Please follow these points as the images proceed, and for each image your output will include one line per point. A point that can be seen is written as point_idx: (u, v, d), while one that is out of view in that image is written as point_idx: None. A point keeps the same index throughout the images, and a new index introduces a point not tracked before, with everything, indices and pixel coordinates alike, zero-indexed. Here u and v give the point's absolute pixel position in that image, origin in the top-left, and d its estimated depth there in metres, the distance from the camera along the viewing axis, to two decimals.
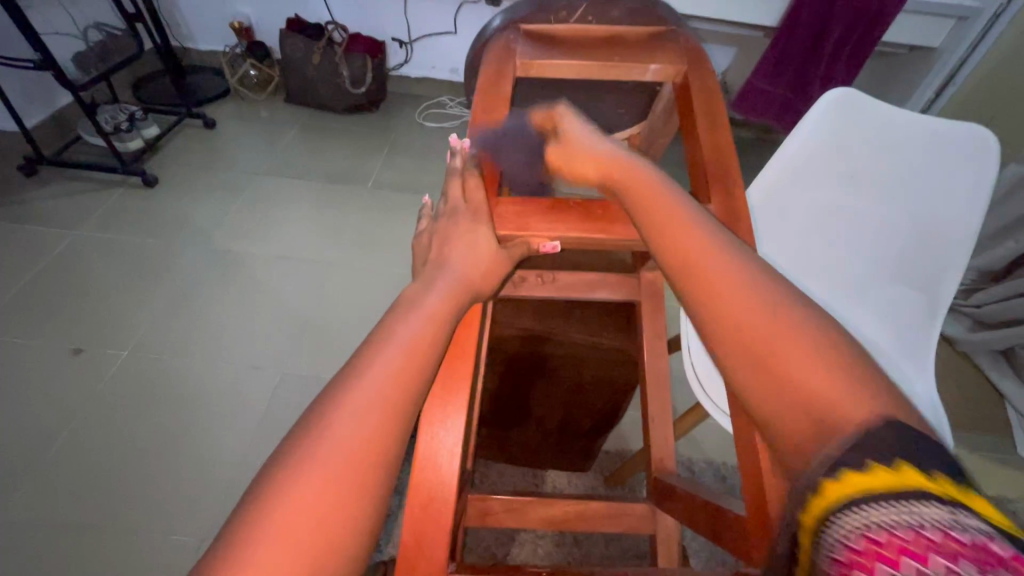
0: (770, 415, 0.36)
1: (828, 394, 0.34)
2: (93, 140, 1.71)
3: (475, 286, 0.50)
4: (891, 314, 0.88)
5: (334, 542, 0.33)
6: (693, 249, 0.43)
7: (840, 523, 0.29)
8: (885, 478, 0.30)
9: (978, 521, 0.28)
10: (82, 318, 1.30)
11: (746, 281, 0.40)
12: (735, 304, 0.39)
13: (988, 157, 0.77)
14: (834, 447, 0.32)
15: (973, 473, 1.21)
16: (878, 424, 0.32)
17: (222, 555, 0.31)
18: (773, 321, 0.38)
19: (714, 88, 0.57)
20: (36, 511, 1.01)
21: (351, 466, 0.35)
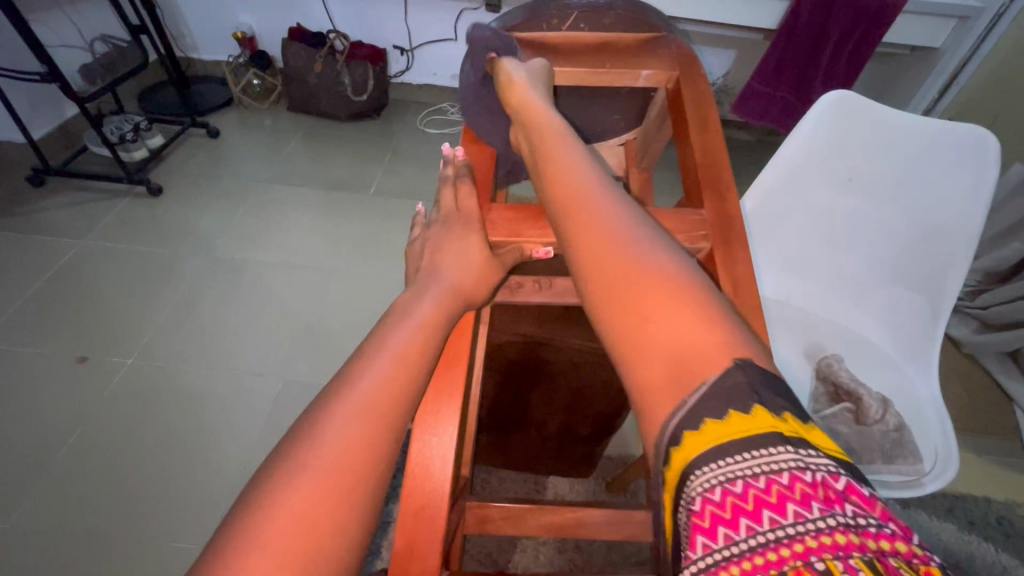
0: (629, 359, 0.37)
1: (693, 341, 0.35)
2: (99, 150, 1.73)
3: (468, 293, 0.51)
4: (892, 314, 0.88)
5: (322, 548, 0.33)
6: (576, 204, 0.43)
7: (699, 475, 0.30)
8: (738, 425, 0.31)
9: (822, 459, 0.30)
10: (88, 326, 1.31)
11: (629, 240, 0.41)
12: (616, 260, 0.39)
13: (988, 156, 0.75)
14: (691, 399, 0.33)
15: (980, 477, 1.20)
16: (729, 367, 0.33)
17: (215, 561, 0.32)
18: (647, 275, 0.38)
19: (705, 94, 0.57)
20: (41, 518, 1.02)
21: (340, 470, 0.35)
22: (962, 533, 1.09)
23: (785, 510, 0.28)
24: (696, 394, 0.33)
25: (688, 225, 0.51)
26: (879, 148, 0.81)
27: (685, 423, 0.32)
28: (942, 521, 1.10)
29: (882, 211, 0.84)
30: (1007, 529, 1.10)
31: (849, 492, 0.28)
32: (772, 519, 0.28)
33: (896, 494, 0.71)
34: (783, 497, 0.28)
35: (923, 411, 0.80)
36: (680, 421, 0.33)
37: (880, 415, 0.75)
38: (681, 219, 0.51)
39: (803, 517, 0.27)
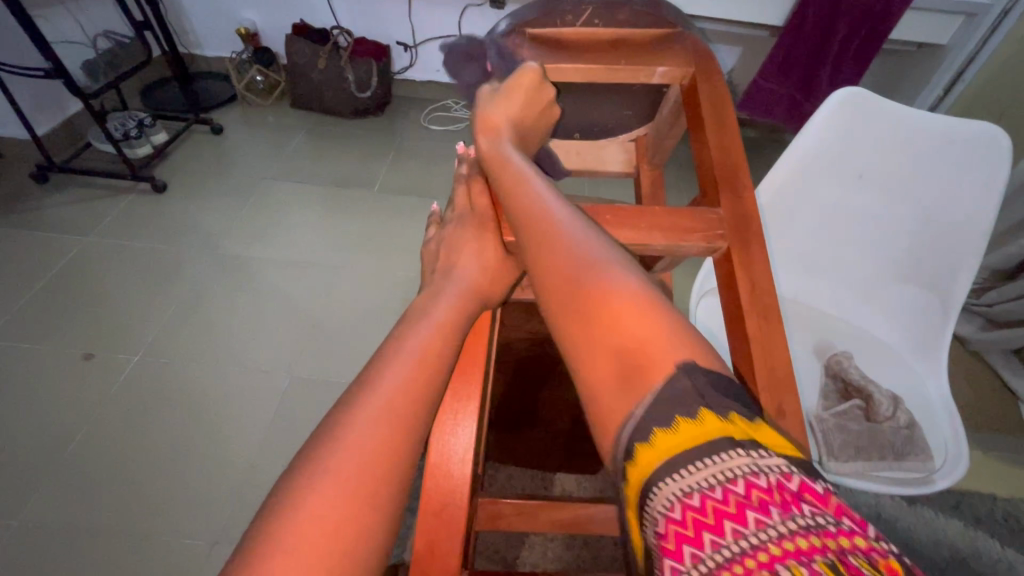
0: (596, 371, 0.42)
1: (649, 358, 0.40)
2: (102, 147, 1.72)
3: (483, 295, 0.51)
4: (902, 311, 0.88)
5: (349, 549, 0.34)
6: (542, 231, 0.48)
7: (662, 493, 0.33)
8: (690, 435, 0.35)
9: (768, 457, 0.33)
10: (94, 323, 1.31)
11: (594, 264, 0.45)
12: (582, 285, 0.44)
13: (1000, 153, 0.75)
14: (640, 408, 0.38)
15: (986, 474, 1.20)
16: (676, 374, 0.38)
17: (245, 558, 0.32)
18: (609, 299, 0.43)
19: (722, 90, 0.57)
20: (50, 515, 1.02)
21: (365, 473, 0.36)
22: (968, 530, 1.09)
23: (744, 517, 0.31)
24: (651, 402, 0.38)
25: (704, 223, 0.51)
26: (890, 146, 0.81)
27: (642, 426, 0.37)
28: (948, 518, 1.11)
29: (891, 209, 0.84)
30: (1012, 525, 1.11)
31: (797, 489, 0.32)
32: (733, 527, 0.31)
33: (905, 491, 0.70)
34: (743, 505, 0.31)
35: (934, 409, 0.81)
36: (636, 425, 0.37)
37: (891, 412, 0.76)
38: (697, 217, 0.51)
39: (763, 522, 0.30)
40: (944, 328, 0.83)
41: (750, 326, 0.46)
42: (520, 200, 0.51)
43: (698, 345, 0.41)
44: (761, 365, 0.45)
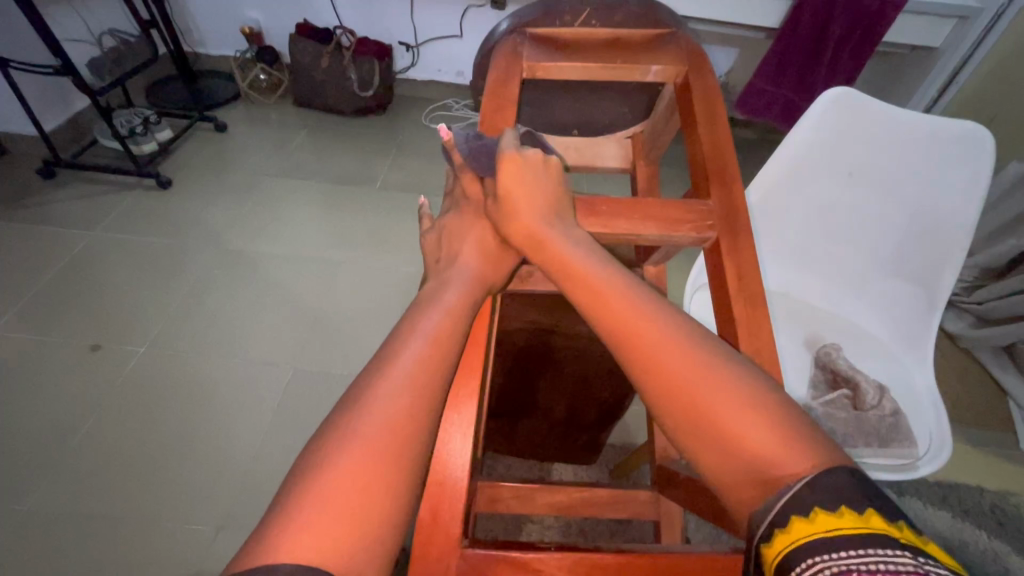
0: (715, 473, 0.37)
1: (758, 437, 0.36)
2: (108, 144, 1.74)
3: (488, 283, 0.53)
4: (891, 307, 0.91)
5: (373, 519, 0.33)
6: (622, 311, 0.44)
7: (812, 563, 0.31)
8: (851, 522, 0.32)
9: (943, 571, 0.30)
10: (101, 316, 1.34)
11: (675, 336, 0.42)
12: (667, 360, 0.40)
13: (984, 152, 0.78)
14: (780, 501, 0.34)
15: (974, 466, 1.23)
16: (816, 473, 0.34)
17: (269, 528, 0.32)
18: (700, 371, 0.39)
19: (713, 87, 0.60)
20: (59, 501, 1.05)
21: (385, 448, 0.36)
22: (956, 521, 1.12)
23: None
24: (786, 493, 0.34)
25: (695, 214, 0.53)
26: (880, 146, 0.83)
27: (777, 518, 0.34)
28: (936, 510, 1.13)
29: (881, 206, 0.86)
30: (999, 516, 1.13)
31: None
32: None
33: (887, 475, 0.74)
34: None
35: (920, 399, 0.83)
36: (771, 516, 0.34)
37: (877, 401, 0.78)
38: (689, 208, 0.54)
39: None
40: (931, 321, 0.86)
41: (737, 311, 0.49)
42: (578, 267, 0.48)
43: (822, 434, 0.37)
44: (747, 348, 0.48)
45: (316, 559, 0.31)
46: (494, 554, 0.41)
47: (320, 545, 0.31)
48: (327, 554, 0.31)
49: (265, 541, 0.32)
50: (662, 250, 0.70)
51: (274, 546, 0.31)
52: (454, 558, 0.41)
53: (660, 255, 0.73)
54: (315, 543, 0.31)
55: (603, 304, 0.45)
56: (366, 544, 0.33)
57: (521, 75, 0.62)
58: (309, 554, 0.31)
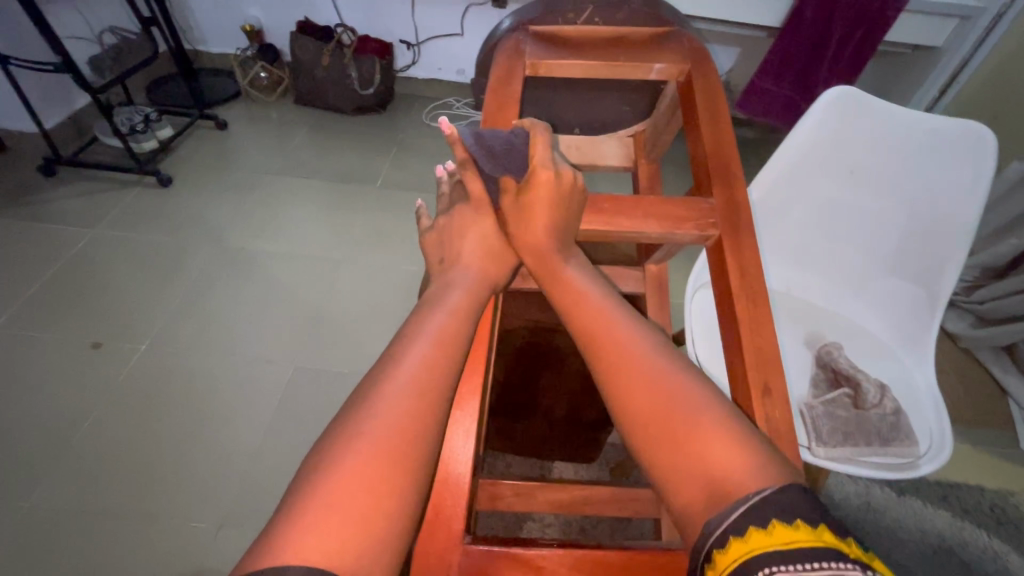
0: (671, 482, 0.38)
1: (717, 457, 0.37)
2: (109, 142, 1.74)
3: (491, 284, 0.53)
4: (891, 305, 0.91)
5: (382, 519, 0.33)
6: (601, 329, 0.47)
7: (769, 571, 0.31)
8: (806, 535, 0.32)
9: None
10: (101, 313, 1.33)
11: (651, 364, 0.44)
12: (637, 384, 0.43)
13: (985, 151, 0.78)
14: (732, 511, 0.34)
15: (974, 466, 1.23)
16: (771, 488, 0.35)
17: (278, 529, 0.32)
18: (672, 396, 0.41)
19: (716, 85, 0.60)
20: (60, 498, 1.05)
21: (391, 448, 0.36)
22: (956, 520, 1.12)
23: None
24: (739, 505, 0.34)
25: (698, 213, 0.53)
26: (880, 144, 0.84)
27: (727, 528, 0.34)
28: (936, 509, 1.14)
29: (881, 205, 0.87)
30: (999, 516, 1.14)
31: None
32: None
33: (889, 475, 0.74)
34: None
35: (921, 398, 0.83)
36: (720, 527, 0.34)
37: (879, 400, 0.78)
38: (691, 207, 0.54)
39: None
40: (931, 319, 0.86)
41: (739, 309, 0.49)
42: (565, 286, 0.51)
43: (783, 459, 0.38)
44: (750, 346, 0.48)
45: (325, 558, 0.31)
46: (499, 551, 0.41)
47: (327, 546, 0.31)
48: (337, 554, 0.31)
49: (273, 543, 0.31)
50: (664, 248, 0.70)
51: (282, 547, 0.31)
52: (457, 554, 0.41)
53: (661, 254, 0.73)
54: (322, 543, 0.31)
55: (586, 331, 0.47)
56: (377, 544, 0.33)
57: (523, 73, 0.61)
58: (317, 555, 0.31)
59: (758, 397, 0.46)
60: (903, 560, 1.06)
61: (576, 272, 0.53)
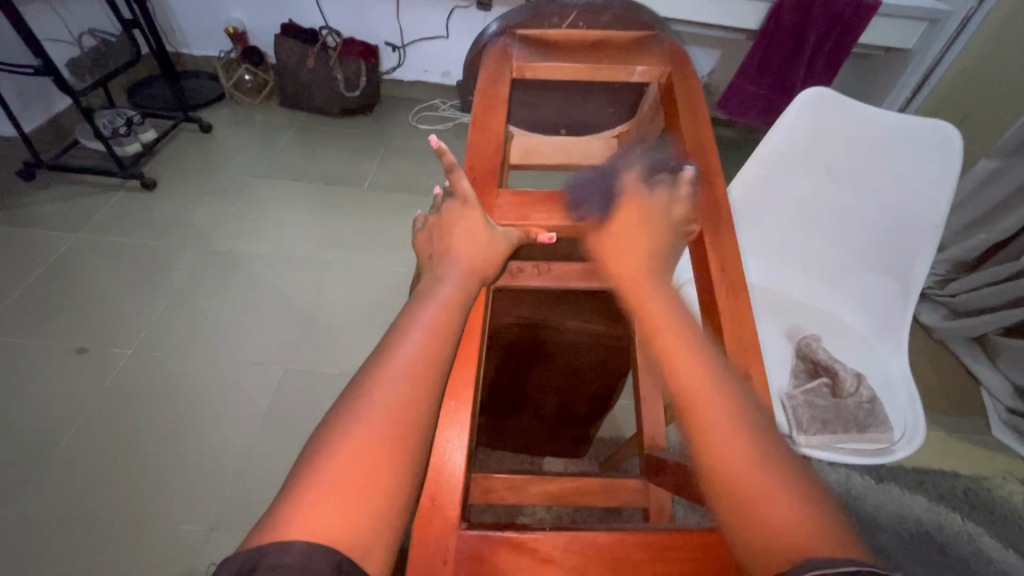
0: (741, 537, 0.37)
1: (799, 528, 0.36)
2: (90, 144, 1.72)
3: (484, 276, 0.52)
4: (868, 298, 0.94)
5: (379, 499, 0.35)
6: (691, 364, 0.46)
7: None
8: None
9: None
10: (86, 318, 1.32)
11: (740, 421, 0.42)
12: (722, 436, 0.41)
13: (952, 148, 0.82)
14: (808, 569, 0.34)
15: (948, 453, 1.28)
16: (852, 564, 0.34)
17: (280, 507, 0.34)
18: (758, 458, 0.40)
19: (695, 87, 0.62)
20: (46, 505, 1.04)
21: (388, 434, 0.37)
22: (932, 505, 1.16)
23: None
24: (814, 568, 0.34)
25: (680, 208, 0.55)
26: (855, 143, 0.87)
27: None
28: (913, 494, 1.18)
29: (857, 201, 0.90)
30: (972, 500, 1.18)
31: None
32: None
33: (869, 459, 0.76)
34: None
35: (897, 387, 0.86)
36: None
37: (855, 388, 0.82)
38: (673, 202, 0.56)
39: None
40: (904, 312, 0.89)
41: (721, 298, 0.51)
42: (657, 322, 0.51)
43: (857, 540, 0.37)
44: (731, 334, 0.50)
45: (325, 531, 0.33)
46: (494, 535, 0.43)
47: (327, 521, 0.33)
48: (336, 528, 0.33)
49: (276, 519, 0.33)
50: None
51: (286, 521, 0.33)
52: (452, 539, 0.42)
53: None
54: (324, 522, 0.33)
55: (676, 374, 0.46)
56: (375, 520, 0.34)
57: (509, 75, 0.63)
58: (317, 528, 0.33)
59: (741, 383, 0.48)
60: (883, 545, 1.09)
61: (670, 304, 0.52)
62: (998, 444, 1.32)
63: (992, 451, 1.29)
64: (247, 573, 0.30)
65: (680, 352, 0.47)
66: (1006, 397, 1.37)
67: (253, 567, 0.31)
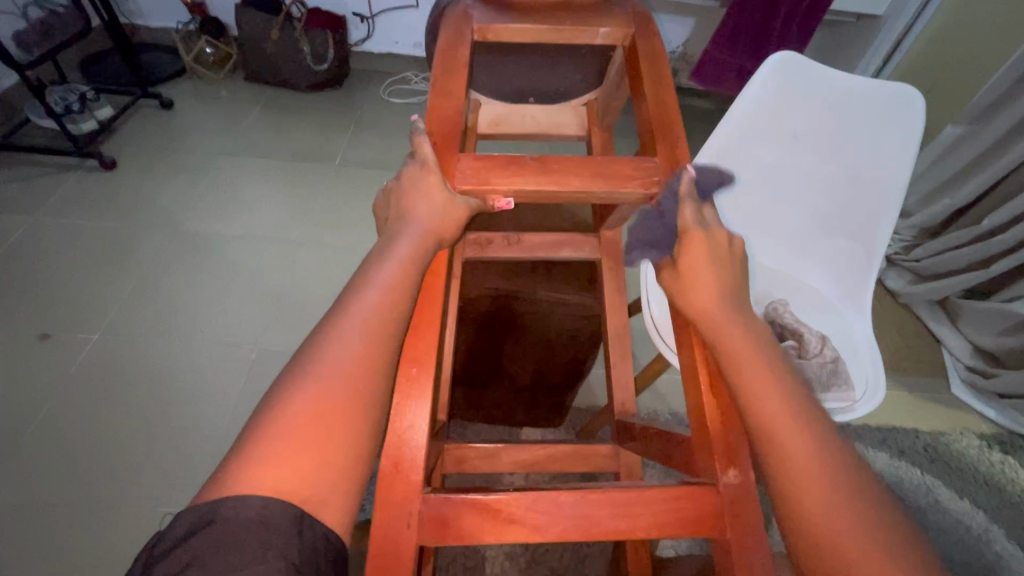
0: None
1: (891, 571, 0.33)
2: (42, 123, 1.62)
3: (441, 240, 0.50)
4: (834, 262, 0.96)
5: (333, 459, 0.36)
6: (773, 409, 0.40)
7: None
8: None
9: None
10: (48, 302, 1.28)
11: (828, 458, 0.38)
12: (810, 476, 0.37)
13: (914, 111, 0.83)
14: None
15: (909, 411, 1.33)
16: None
17: (232, 466, 0.35)
18: (846, 500, 0.36)
19: (659, 48, 0.61)
20: (18, 492, 1.02)
21: (342, 396, 0.38)
22: (893, 460, 1.22)
23: None
24: None
25: (642, 172, 0.55)
26: (823, 106, 0.87)
27: None
28: (876, 451, 1.23)
29: (824, 165, 0.91)
30: (931, 455, 1.24)
31: None
32: None
33: (832, 417, 0.80)
34: None
35: (859, 347, 0.89)
36: None
37: (820, 350, 0.82)
38: (637, 166, 0.55)
39: None
40: (869, 273, 0.91)
41: None
42: (735, 356, 0.43)
43: None
44: None
45: (277, 488, 0.34)
46: (459, 500, 0.44)
47: (280, 479, 0.34)
48: (289, 486, 0.34)
49: (227, 477, 0.34)
50: (616, 211, 0.72)
51: (236, 480, 0.34)
52: (416, 503, 0.43)
53: (615, 218, 0.74)
54: (278, 477, 0.34)
55: (755, 407, 0.41)
56: (329, 479, 0.35)
57: (470, 38, 0.61)
58: (270, 485, 0.34)
59: None
60: None
61: (755, 336, 0.44)
62: (957, 401, 1.38)
63: (950, 408, 1.35)
64: (203, 526, 0.33)
65: (760, 372, 0.42)
66: (966, 356, 1.43)
67: (211, 515, 0.33)
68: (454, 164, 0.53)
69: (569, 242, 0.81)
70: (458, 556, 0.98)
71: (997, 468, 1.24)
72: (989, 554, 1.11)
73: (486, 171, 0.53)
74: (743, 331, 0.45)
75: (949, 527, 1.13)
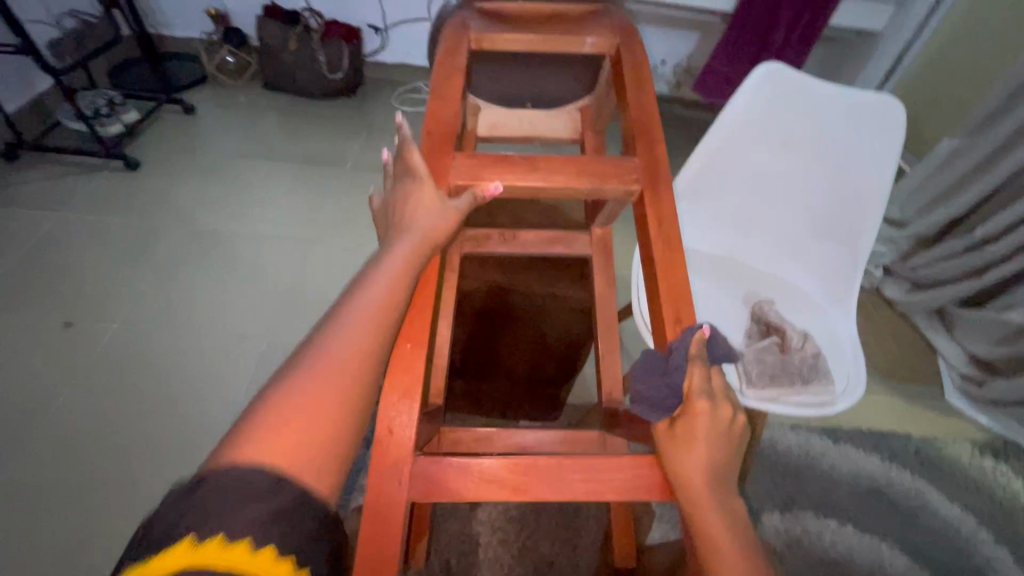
0: None
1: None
2: (72, 126, 1.72)
3: (436, 246, 0.54)
4: (822, 266, 1.00)
5: (332, 421, 0.40)
6: (691, 457, 0.46)
7: None
8: None
9: None
10: (72, 293, 1.35)
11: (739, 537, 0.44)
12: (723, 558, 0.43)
13: (895, 121, 0.87)
14: None
15: (903, 416, 1.35)
16: None
17: (243, 424, 0.39)
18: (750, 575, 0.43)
19: (642, 57, 0.66)
20: (38, 470, 1.08)
21: (343, 371, 0.42)
22: (884, 464, 1.23)
23: None
24: None
25: (623, 170, 0.59)
26: (807, 117, 0.92)
27: None
28: (867, 455, 1.24)
29: (809, 173, 0.95)
30: (923, 459, 1.25)
31: None
32: None
33: (813, 411, 0.83)
34: None
35: (843, 348, 0.92)
36: None
37: (801, 344, 0.86)
38: (619, 165, 0.60)
39: None
40: (854, 277, 0.94)
41: (656, 254, 0.55)
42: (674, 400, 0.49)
43: None
44: (665, 285, 0.54)
45: (281, 444, 0.38)
46: (447, 462, 0.48)
47: (284, 435, 0.38)
48: (292, 442, 0.38)
49: (239, 434, 0.38)
50: (606, 209, 0.77)
51: (246, 436, 0.38)
52: (407, 464, 0.47)
53: (604, 215, 0.79)
54: (284, 432, 0.38)
55: (677, 456, 0.47)
56: (329, 442, 0.40)
57: (468, 47, 0.67)
58: (277, 441, 0.38)
59: (672, 327, 0.52)
60: (836, 500, 1.17)
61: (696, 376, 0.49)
62: (952, 409, 1.39)
63: (944, 415, 1.37)
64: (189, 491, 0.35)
65: (696, 456, 0.46)
66: (962, 365, 1.44)
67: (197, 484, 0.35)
68: (449, 160, 0.58)
69: (561, 239, 0.86)
70: (452, 541, 1.02)
71: (989, 473, 1.25)
72: (979, 558, 1.12)
73: (479, 169, 0.58)
74: (697, 415, 0.48)
75: (939, 530, 1.15)
